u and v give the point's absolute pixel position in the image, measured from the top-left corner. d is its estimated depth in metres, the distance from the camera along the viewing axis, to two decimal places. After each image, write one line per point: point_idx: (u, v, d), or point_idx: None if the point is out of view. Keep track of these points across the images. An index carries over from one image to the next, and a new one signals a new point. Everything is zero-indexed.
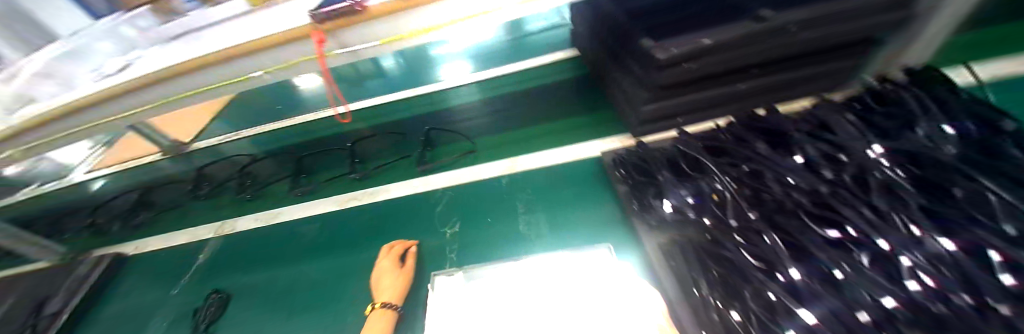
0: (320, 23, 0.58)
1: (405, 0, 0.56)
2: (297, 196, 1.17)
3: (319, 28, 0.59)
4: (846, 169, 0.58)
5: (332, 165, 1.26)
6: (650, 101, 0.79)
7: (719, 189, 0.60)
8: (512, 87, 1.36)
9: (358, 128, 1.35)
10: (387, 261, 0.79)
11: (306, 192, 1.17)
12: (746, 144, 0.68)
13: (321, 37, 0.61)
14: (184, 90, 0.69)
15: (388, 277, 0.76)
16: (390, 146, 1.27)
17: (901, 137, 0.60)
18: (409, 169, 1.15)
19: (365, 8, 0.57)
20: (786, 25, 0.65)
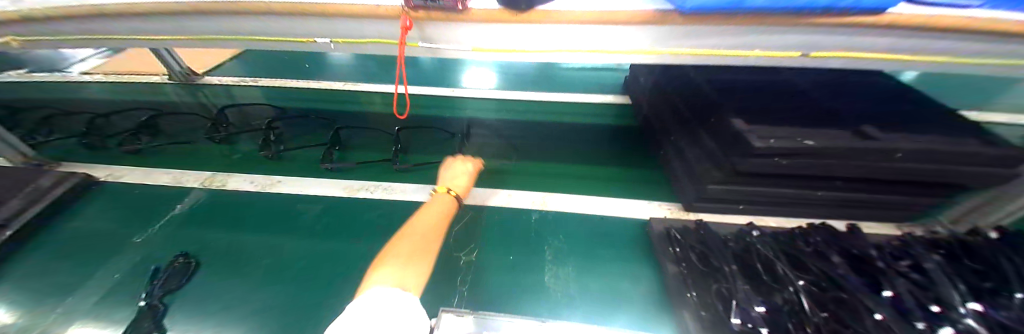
0: (413, 9, 0.52)
1: (514, 14, 0.51)
2: (328, 170, 1.07)
3: (410, 14, 0.52)
4: (940, 323, 0.53)
5: (370, 147, 1.18)
6: (720, 182, 0.75)
7: (798, 306, 0.55)
8: (551, 118, 1.35)
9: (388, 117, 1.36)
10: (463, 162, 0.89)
11: (338, 168, 1.08)
12: (825, 260, 0.63)
13: (409, 24, 0.53)
14: (228, 32, 0.60)
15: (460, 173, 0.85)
16: (431, 142, 1.21)
17: (1002, 304, 0.57)
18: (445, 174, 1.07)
19: (467, 9, 0.51)
20: (889, 148, 0.63)
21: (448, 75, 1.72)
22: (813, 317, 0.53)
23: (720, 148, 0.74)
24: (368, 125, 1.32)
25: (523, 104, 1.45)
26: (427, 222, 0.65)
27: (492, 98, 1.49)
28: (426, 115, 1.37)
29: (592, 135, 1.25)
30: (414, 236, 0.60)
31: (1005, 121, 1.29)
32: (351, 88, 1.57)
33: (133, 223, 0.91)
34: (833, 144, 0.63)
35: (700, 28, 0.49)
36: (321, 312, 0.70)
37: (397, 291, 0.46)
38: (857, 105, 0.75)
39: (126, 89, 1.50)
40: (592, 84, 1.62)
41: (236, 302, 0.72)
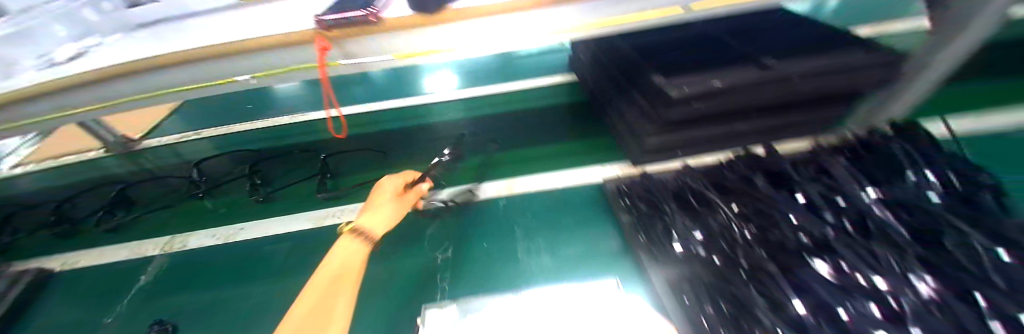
0: (326, 29, 0.53)
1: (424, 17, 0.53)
2: (323, 200, 1.06)
3: (324, 34, 0.53)
4: (846, 212, 0.61)
5: (362, 167, 1.16)
6: (655, 134, 0.82)
7: (728, 226, 0.63)
8: (505, 108, 1.35)
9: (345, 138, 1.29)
10: (392, 184, 0.81)
11: (333, 197, 1.06)
12: (750, 182, 0.71)
13: (326, 44, 0.54)
14: (145, 91, 0.58)
15: (387, 199, 0.77)
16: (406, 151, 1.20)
17: (894, 187, 0.66)
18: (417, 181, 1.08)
19: (381, 19, 0.52)
20: (785, 74, 0.71)
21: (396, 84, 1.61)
22: (739, 230, 0.61)
23: (648, 105, 0.81)
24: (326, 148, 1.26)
25: (478, 99, 1.41)
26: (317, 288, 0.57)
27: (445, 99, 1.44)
28: (378, 131, 1.31)
29: (547, 116, 1.27)
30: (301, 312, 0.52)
31: (902, 28, 1.44)
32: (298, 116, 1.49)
33: (99, 306, 0.88)
34: (736, 82, 0.71)
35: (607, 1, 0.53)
36: None
37: None
38: (763, 40, 0.84)
39: (61, 171, 1.41)
40: (542, 66, 1.60)
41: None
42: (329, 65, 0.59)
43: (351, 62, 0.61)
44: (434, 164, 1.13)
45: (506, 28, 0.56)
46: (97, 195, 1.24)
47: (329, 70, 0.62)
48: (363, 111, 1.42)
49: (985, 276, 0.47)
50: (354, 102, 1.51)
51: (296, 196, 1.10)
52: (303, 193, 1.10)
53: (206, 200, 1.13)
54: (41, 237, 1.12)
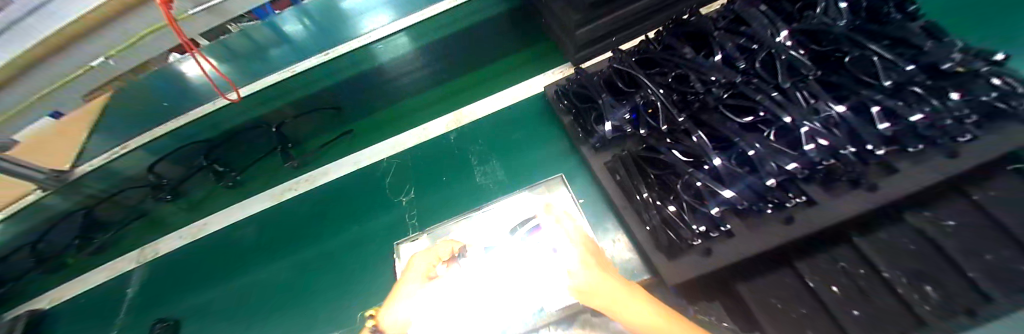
0: None
1: None
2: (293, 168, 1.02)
3: None
4: (756, 56, 0.63)
5: (324, 129, 1.09)
6: (581, 23, 0.78)
7: (652, 101, 0.67)
8: (447, 30, 1.08)
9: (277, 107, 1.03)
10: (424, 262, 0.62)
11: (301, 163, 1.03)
12: (674, 51, 0.71)
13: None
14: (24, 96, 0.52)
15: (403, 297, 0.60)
16: (355, 103, 1.09)
17: (808, 19, 0.66)
18: (376, 134, 1.03)
19: None
20: None
21: (324, 30, 1.00)
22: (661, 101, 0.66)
23: None
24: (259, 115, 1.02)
25: (415, 27, 1.09)
26: None
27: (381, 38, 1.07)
28: (303, 97, 1.04)
29: (493, 33, 1.08)
30: None
31: None
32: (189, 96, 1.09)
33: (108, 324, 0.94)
34: None
35: None
36: (304, 312, 0.82)
37: None
38: None
39: None
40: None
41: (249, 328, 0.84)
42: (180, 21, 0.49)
43: (206, 10, 0.50)
44: (380, 117, 1.07)
45: None
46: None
47: (185, 26, 0.51)
48: (280, 80, 1.01)
49: (878, 83, 0.55)
50: (259, 77, 0.99)
51: (267, 173, 1.05)
52: (275, 167, 1.05)
53: (178, 202, 1.07)
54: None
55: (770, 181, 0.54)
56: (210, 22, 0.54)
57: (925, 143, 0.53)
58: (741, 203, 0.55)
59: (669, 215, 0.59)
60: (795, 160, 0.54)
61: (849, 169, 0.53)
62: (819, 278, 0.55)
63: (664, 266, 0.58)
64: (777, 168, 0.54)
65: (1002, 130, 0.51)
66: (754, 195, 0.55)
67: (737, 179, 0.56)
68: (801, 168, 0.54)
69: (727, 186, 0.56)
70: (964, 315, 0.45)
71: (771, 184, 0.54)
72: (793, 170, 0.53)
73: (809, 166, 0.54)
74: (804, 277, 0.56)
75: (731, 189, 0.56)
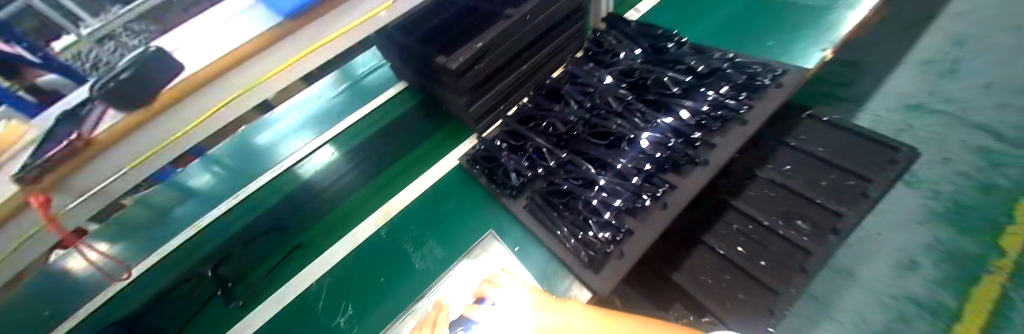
0: (33, 186, 0.41)
1: (144, 112, 0.43)
2: (227, 319, 0.88)
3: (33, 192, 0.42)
4: (594, 95, 0.84)
5: (266, 255, 0.98)
6: (470, 103, 0.94)
7: (540, 146, 0.82)
8: (366, 133, 1.22)
9: (209, 253, 1.00)
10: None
11: (238, 310, 0.90)
12: (544, 106, 0.90)
13: (43, 197, 0.43)
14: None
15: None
16: (279, 228, 1.03)
17: (615, 64, 0.90)
18: (314, 251, 0.97)
19: (88, 141, 0.41)
20: (524, 16, 0.87)
21: (233, 170, 1.21)
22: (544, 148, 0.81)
23: (451, 82, 0.90)
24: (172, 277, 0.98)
25: (330, 141, 1.23)
26: None
27: (298, 160, 1.18)
28: (240, 230, 1.04)
29: (406, 126, 1.22)
30: None
31: None
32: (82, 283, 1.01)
33: None
34: (493, 38, 0.84)
35: (314, 28, 0.54)
36: None
37: None
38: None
39: None
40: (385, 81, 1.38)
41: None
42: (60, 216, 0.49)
43: (88, 197, 0.52)
44: (311, 236, 1.00)
45: (247, 74, 0.50)
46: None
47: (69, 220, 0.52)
48: (208, 232, 1.06)
49: (671, 91, 0.78)
50: (163, 239, 1.08)
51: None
52: (200, 330, 0.88)
53: None
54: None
55: (636, 180, 0.70)
56: (90, 207, 0.55)
57: (718, 120, 0.72)
58: (626, 204, 0.68)
59: (584, 237, 0.68)
60: (648, 162, 0.71)
61: (684, 154, 0.70)
62: (725, 245, 0.78)
63: (594, 281, 0.64)
64: (638, 169, 0.71)
65: (763, 97, 0.74)
66: (635, 194, 0.69)
67: (619, 187, 0.70)
68: (653, 166, 0.70)
69: (613, 196, 0.70)
70: (833, 234, 0.72)
71: (638, 182, 0.69)
72: (649, 169, 0.70)
73: (661, 162, 0.70)
74: (715, 248, 0.78)
75: (616, 196, 0.69)
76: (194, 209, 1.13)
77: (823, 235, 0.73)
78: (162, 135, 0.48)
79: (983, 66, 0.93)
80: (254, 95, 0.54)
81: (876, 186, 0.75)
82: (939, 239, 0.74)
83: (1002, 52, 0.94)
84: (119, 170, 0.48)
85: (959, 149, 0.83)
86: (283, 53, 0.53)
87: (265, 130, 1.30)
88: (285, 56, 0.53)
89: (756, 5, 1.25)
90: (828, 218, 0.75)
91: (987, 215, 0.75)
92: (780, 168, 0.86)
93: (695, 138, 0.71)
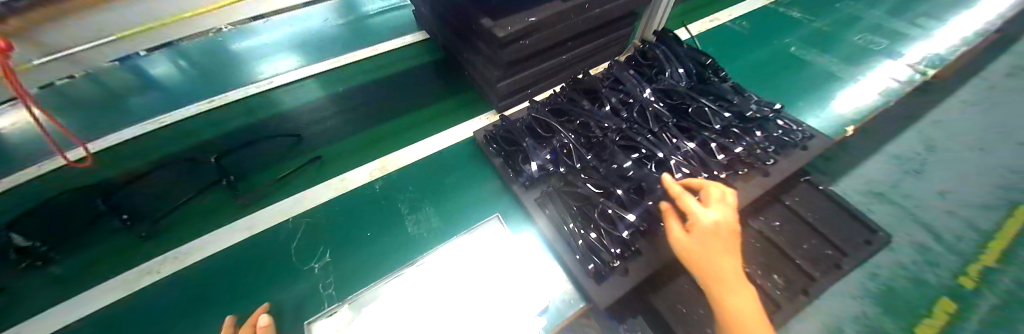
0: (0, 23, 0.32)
1: None
2: (184, 231, 0.81)
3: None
4: (633, 106, 0.82)
5: (240, 175, 0.90)
6: (502, 78, 0.90)
7: (566, 143, 0.79)
8: (368, 77, 1.15)
9: (177, 156, 0.93)
10: None
11: (197, 225, 0.82)
12: (576, 102, 0.87)
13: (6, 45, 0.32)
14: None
15: None
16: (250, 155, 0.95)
17: (660, 80, 0.88)
18: (289, 185, 0.90)
19: None
20: (583, 5, 0.83)
21: (206, 69, 1.15)
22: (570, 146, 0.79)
23: (489, 51, 0.85)
24: (123, 174, 0.89)
25: (325, 74, 1.15)
26: None
27: (290, 81, 1.12)
28: (212, 139, 0.97)
29: (416, 82, 1.15)
30: None
31: None
32: (22, 152, 0.89)
33: None
34: (547, 16, 0.80)
35: None
36: None
37: None
38: None
39: None
40: (395, 23, 1.34)
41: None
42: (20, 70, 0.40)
43: (59, 60, 0.42)
44: (288, 168, 0.92)
45: None
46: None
47: (33, 73, 0.43)
48: (183, 139, 0.97)
49: (709, 126, 0.77)
50: (119, 126, 0.99)
51: (123, 243, 0.79)
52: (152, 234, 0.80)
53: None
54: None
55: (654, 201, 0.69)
56: (52, 73, 0.45)
57: (744, 167, 0.74)
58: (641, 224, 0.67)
59: (593, 242, 0.67)
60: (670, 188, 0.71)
61: None
62: None
63: (594, 290, 0.63)
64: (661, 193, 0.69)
65: (786, 157, 0.76)
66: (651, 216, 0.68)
67: (638, 205, 0.69)
68: None
69: (629, 212, 0.69)
70: (802, 294, 0.76)
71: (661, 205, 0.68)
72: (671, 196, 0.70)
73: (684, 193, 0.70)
74: None
75: (633, 212, 0.68)
76: (158, 101, 1.06)
77: (795, 293, 0.77)
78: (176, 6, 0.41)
79: (948, 174, 0.98)
80: None
81: (850, 260, 0.80)
82: (872, 316, 0.79)
83: (974, 165, 1.00)
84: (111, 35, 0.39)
85: (911, 241, 0.88)
86: None
87: (252, 38, 1.25)
88: None
89: (788, 60, 1.28)
90: (803, 279, 0.79)
91: (916, 306, 0.80)
92: (769, 223, 0.88)
93: (719, 176, 0.72)
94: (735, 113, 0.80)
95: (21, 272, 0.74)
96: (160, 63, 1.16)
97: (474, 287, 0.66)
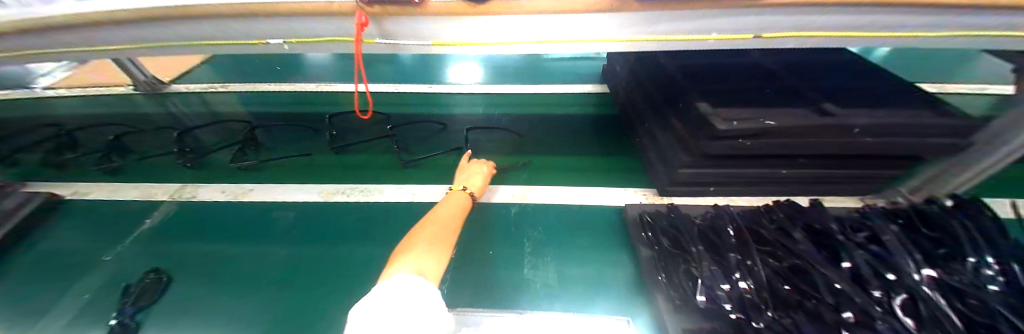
0: (369, 4, 0.44)
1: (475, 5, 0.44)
2: (377, 173, 1.04)
3: (365, 9, 0.45)
4: (897, 289, 0.56)
5: (420, 146, 1.12)
6: (689, 166, 0.77)
7: (761, 277, 0.59)
8: (536, 110, 1.26)
9: (396, 113, 1.27)
10: (482, 166, 0.90)
11: (379, 175, 1.03)
12: (789, 236, 0.67)
13: (366, 19, 0.45)
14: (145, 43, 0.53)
15: (478, 176, 0.87)
16: (430, 135, 1.17)
17: (949, 267, 0.61)
18: (443, 170, 1.03)
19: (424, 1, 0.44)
20: (852, 127, 0.66)
21: (424, 70, 1.56)
22: (766, 291, 0.57)
23: (691, 133, 0.74)
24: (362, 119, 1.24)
25: (503, 95, 1.35)
26: (445, 213, 0.68)
27: (479, 93, 1.36)
28: (415, 113, 1.26)
29: (578, 129, 1.16)
30: (433, 225, 0.63)
31: (966, 91, 1.29)
32: None
33: (101, 237, 0.89)
34: (793, 124, 0.66)
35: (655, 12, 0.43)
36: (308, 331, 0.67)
37: (415, 279, 0.44)
38: (820, 84, 0.79)
39: (85, 102, 1.37)
40: (570, 73, 1.50)
41: (214, 305, 0.72)
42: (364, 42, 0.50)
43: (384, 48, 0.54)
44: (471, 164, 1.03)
45: (562, 27, 0.46)
46: (109, 132, 1.21)
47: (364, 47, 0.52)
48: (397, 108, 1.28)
49: None
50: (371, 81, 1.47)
51: (337, 164, 1.07)
52: (353, 167, 1.06)
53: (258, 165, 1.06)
54: (40, 158, 1.11)
55: None
56: None
57: None
58: None
59: None
60: None
61: None
62: None
63: None
64: None
65: None
66: None
67: None
68: None
69: None
70: None
71: None
72: None
73: None
74: None
75: None
76: (397, 76, 1.52)
77: None
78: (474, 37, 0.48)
79: None
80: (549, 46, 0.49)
81: None
82: None
83: None
84: (424, 41, 0.50)
85: None
86: (594, 27, 0.46)
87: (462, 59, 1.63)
88: (592, 33, 0.46)
89: None
90: None
91: None
92: None
93: None
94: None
95: (296, 155, 1.10)
96: (406, 60, 1.64)
97: None
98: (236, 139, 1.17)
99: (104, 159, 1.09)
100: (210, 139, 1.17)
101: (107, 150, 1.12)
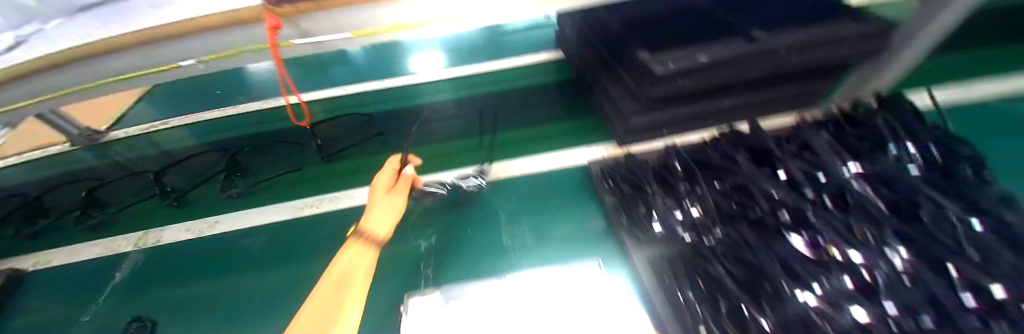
0: (277, 5, 0.40)
1: None
2: (345, 180, 1.02)
3: (274, 11, 0.41)
4: (826, 187, 0.62)
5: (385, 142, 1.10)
6: (639, 113, 0.80)
7: (707, 200, 0.65)
8: (495, 86, 1.24)
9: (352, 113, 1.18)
10: (383, 178, 0.74)
11: (347, 181, 1.02)
12: (732, 159, 0.71)
13: (277, 22, 0.42)
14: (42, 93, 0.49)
15: (381, 198, 0.70)
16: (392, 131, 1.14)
17: (875, 160, 0.67)
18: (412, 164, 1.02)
19: None
20: (777, 47, 0.70)
21: (376, 65, 1.39)
22: (713, 211, 0.62)
23: (635, 83, 0.77)
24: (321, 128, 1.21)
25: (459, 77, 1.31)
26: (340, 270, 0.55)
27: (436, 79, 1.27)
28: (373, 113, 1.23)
29: (538, 99, 1.16)
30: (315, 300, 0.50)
31: None
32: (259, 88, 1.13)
33: (78, 303, 0.86)
34: (723, 55, 0.69)
35: None
36: None
37: None
38: (751, 12, 0.81)
39: (17, 168, 1.27)
40: (524, 42, 1.45)
41: None
42: (280, 45, 0.48)
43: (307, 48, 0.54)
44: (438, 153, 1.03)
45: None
46: (58, 194, 1.13)
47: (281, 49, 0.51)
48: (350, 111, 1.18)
49: (961, 251, 0.51)
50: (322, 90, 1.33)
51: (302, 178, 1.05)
52: (318, 179, 1.04)
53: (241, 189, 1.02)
54: None
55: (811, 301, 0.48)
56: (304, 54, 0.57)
57: None
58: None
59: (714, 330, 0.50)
60: (859, 303, 0.47)
61: None
62: None
63: None
64: (851, 319, 0.46)
65: None
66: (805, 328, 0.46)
67: (783, 315, 0.47)
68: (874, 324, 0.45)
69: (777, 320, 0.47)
70: None
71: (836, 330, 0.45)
72: (868, 324, 0.44)
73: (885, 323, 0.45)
74: None
75: (778, 320, 0.47)
76: (349, 77, 1.36)
77: None
78: (391, 21, 0.49)
79: None
80: (473, 20, 0.49)
81: None
82: None
83: None
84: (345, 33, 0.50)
85: None
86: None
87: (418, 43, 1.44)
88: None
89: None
90: None
91: None
92: None
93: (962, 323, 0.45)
94: (987, 224, 0.54)
95: (267, 175, 1.06)
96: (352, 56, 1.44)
97: (542, 319, 0.57)
98: (212, 170, 1.10)
99: (83, 217, 1.02)
100: (184, 177, 1.10)
101: (82, 207, 1.04)
